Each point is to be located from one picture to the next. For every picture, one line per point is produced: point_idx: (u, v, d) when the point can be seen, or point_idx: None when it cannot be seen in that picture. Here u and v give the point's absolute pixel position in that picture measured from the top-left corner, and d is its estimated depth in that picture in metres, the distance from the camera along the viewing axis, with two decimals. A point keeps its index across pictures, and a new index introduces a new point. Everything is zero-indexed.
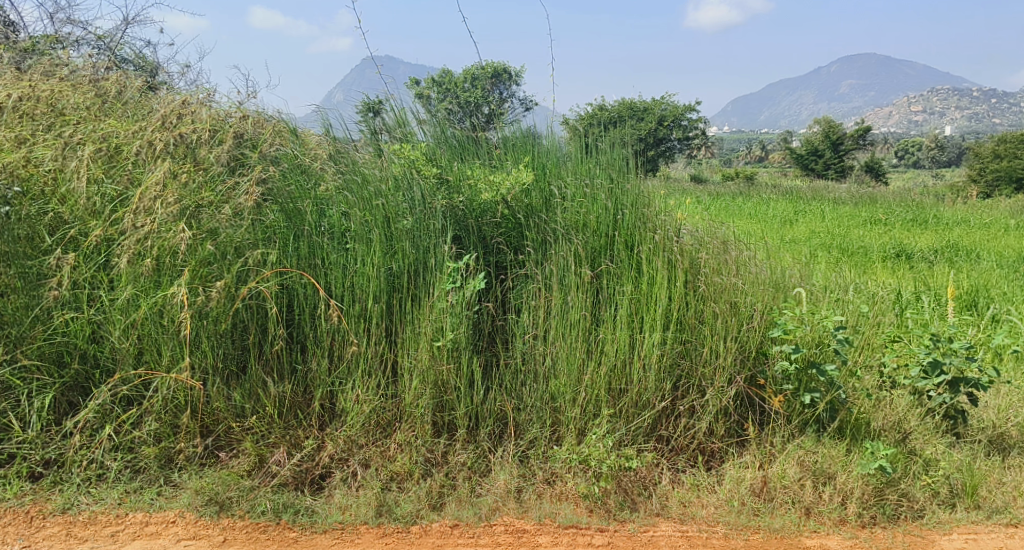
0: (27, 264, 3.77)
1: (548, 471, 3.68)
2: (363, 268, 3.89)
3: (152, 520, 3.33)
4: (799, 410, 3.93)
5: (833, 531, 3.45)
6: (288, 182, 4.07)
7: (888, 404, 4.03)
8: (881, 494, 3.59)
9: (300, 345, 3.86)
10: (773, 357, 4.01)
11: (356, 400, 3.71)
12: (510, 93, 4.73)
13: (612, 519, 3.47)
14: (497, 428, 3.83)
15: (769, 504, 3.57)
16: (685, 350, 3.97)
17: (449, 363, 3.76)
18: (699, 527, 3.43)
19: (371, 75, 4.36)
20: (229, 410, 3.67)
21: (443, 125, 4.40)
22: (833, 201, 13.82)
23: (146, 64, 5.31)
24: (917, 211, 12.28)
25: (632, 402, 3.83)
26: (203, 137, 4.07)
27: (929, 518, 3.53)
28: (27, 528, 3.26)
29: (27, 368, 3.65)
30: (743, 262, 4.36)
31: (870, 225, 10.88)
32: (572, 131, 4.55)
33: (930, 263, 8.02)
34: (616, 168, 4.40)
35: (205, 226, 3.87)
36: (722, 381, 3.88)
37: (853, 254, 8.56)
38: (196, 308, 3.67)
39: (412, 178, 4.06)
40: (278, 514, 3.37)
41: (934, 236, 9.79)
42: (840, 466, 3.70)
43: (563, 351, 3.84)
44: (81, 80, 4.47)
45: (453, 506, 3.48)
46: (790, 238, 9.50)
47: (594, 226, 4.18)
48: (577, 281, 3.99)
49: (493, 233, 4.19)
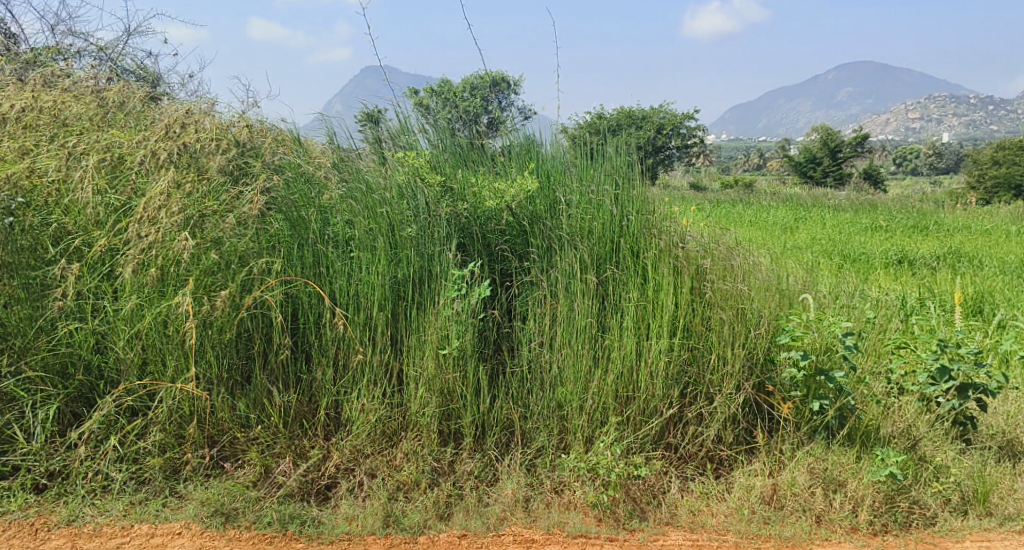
0: (31, 275, 3.75)
1: (556, 480, 3.64)
2: (367, 276, 3.88)
3: (158, 531, 3.27)
4: (807, 417, 3.91)
5: (845, 539, 3.41)
6: (292, 191, 4.07)
7: (897, 410, 4.03)
8: (892, 501, 3.56)
9: (305, 354, 3.85)
10: (780, 363, 3.99)
11: (362, 409, 3.69)
12: (511, 102, 4.59)
13: (622, 528, 3.43)
14: (504, 437, 3.80)
15: (780, 511, 3.53)
16: (692, 356, 3.96)
17: (454, 372, 3.74)
18: (710, 536, 3.40)
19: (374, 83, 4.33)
20: (235, 420, 3.65)
21: (444, 133, 4.39)
22: (833, 208, 13.84)
23: (150, 75, 5.46)
24: (918, 217, 12.27)
25: (640, 410, 3.81)
26: (206, 146, 4.03)
27: (941, 525, 3.50)
28: (32, 540, 3.19)
29: (31, 379, 3.62)
30: (749, 268, 4.33)
31: (871, 232, 10.86)
32: (573, 143, 4.52)
33: (933, 270, 8.00)
34: (621, 175, 4.36)
35: (209, 234, 3.83)
36: (729, 388, 3.87)
37: (856, 261, 8.52)
38: (201, 318, 3.65)
39: (416, 186, 4.08)
40: (285, 525, 3.32)
41: (937, 242, 9.76)
42: (851, 474, 3.67)
43: (570, 359, 3.83)
44: (84, 91, 4.46)
45: (461, 516, 3.44)
46: (792, 245, 9.47)
47: (598, 232, 4.15)
48: (582, 288, 3.96)
49: (497, 240, 4.18)
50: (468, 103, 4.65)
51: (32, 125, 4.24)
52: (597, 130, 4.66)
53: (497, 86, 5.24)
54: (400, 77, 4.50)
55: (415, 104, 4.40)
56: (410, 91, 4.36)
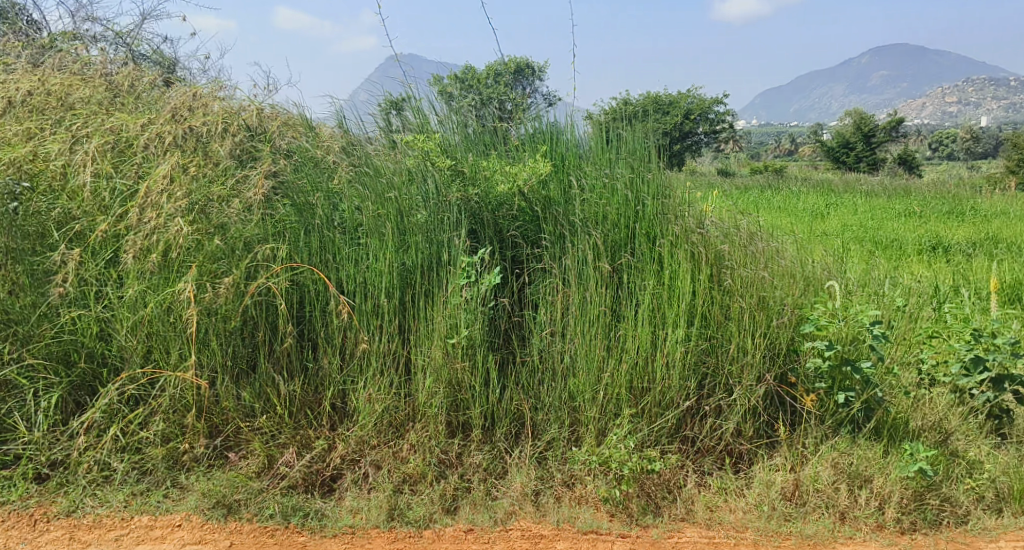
0: (34, 261, 3.71)
1: (567, 473, 3.52)
2: (375, 263, 3.79)
3: (158, 523, 3.21)
4: (832, 410, 3.72)
5: (870, 538, 3.25)
6: (300, 176, 3.99)
7: (928, 403, 3.82)
8: (921, 498, 3.38)
9: (311, 343, 3.77)
10: (804, 353, 3.81)
11: (368, 399, 3.60)
12: (534, 88, 4.46)
13: (634, 524, 3.31)
14: (514, 429, 3.68)
15: (802, 508, 3.38)
16: (711, 347, 3.79)
17: (463, 362, 3.63)
18: (727, 534, 3.26)
19: (391, 68, 4.28)
20: (239, 410, 3.58)
21: (461, 119, 4.26)
22: (865, 194, 13.46)
23: (166, 60, 5.42)
24: (953, 203, 11.84)
25: (656, 401, 3.66)
26: (213, 130, 3.98)
27: (974, 524, 3.32)
28: (31, 531, 3.15)
29: (33, 367, 3.57)
30: (771, 254, 4.16)
31: (905, 218, 10.52)
32: (594, 125, 4.27)
33: (969, 256, 7.71)
34: (638, 157, 4.19)
35: (215, 220, 3.79)
36: (750, 379, 3.70)
37: (888, 248, 8.23)
38: (204, 305, 3.59)
39: (426, 170, 3.95)
40: (287, 517, 3.25)
41: (973, 228, 9.41)
42: (877, 470, 3.49)
43: (582, 349, 3.69)
44: (94, 75, 4.43)
45: (467, 510, 3.35)
46: (821, 231, 9.18)
47: (613, 217, 4.01)
48: (595, 275, 3.82)
49: (509, 226, 4.05)
50: (492, 88, 4.47)
51: (39, 109, 4.22)
52: (622, 115, 4.42)
53: (522, 71, 5.02)
54: (423, 64, 4.37)
55: (438, 90, 4.25)
56: (432, 77, 4.23)
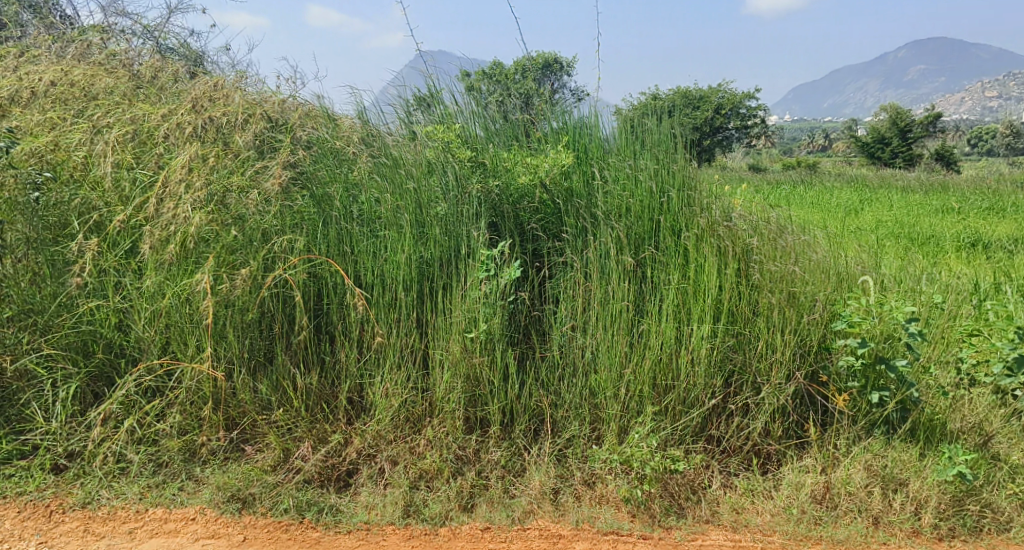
0: (54, 251, 3.73)
1: (588, 472, 3.42)
2: (393, 255, 3.73)
3: (172, 516, 3.19)
4: (865, 410, 3.57)
5: (906, 544, 3.11)
6: (319, 167, 3.97)
7: (967, 404, 3.66)
8: (960, 503, 3.23)
9: (329, 336, 3.72)
10: (836, 352, 3.66)
11: (385, 394, 3.54)
12: (562, 82, 4.34)
13: (657, 525, 3.20)
14: (533, 425, 3.59)
15: (832, 512, 3.24)
16: (738, 343, 3.65)
17: (482, 356, 3.56)
18: (753, 537, 3.14)
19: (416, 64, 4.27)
20: (255, 403, 3.56)
21: (482, 111, 4.17)
22: (901, 189, 13.14)
23: (191, 52, 5.43)
24: (993, 199, 11.46)
25: (679, 399, 3.55)
26: (234, 121, 3.98)
27: (1017, 531, 3.15)
28: (46, 522, 3.15)
29: (52, 358, 3.58)
30: (802, 249, 4.01)
31: (942, 214, 10.21)
32: (619, 119, 4.14)
33: (1010, 253, 7.44)
34: (664, 149, 4.05)
35: (233, 211, 3.75)
36: (779, 377, 3.57)
37: (925, 244, 7.97)
38: (221, 297, 3.56)
39: (446, 161, 3.88)
40: (302, 512, 3.21)
41: (1016, 225, 9.07)
42: (913, 473, 3.34)
43: (604, 344, 3.59)
44: (117, 67, 4.45)
45: (485, 508, 3.27)
46: (856, 227, 8.93)
47: (637, 209, 3.88)
48: (618, 269, 3.72)
49: (529, 219, 3.96)
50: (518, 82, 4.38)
51: (63, 99, 4.23)
52: (653, 110, 4.26)
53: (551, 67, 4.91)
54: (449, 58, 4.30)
55: (467, 87, 4.14)
56: (461, 72, 4.13)
